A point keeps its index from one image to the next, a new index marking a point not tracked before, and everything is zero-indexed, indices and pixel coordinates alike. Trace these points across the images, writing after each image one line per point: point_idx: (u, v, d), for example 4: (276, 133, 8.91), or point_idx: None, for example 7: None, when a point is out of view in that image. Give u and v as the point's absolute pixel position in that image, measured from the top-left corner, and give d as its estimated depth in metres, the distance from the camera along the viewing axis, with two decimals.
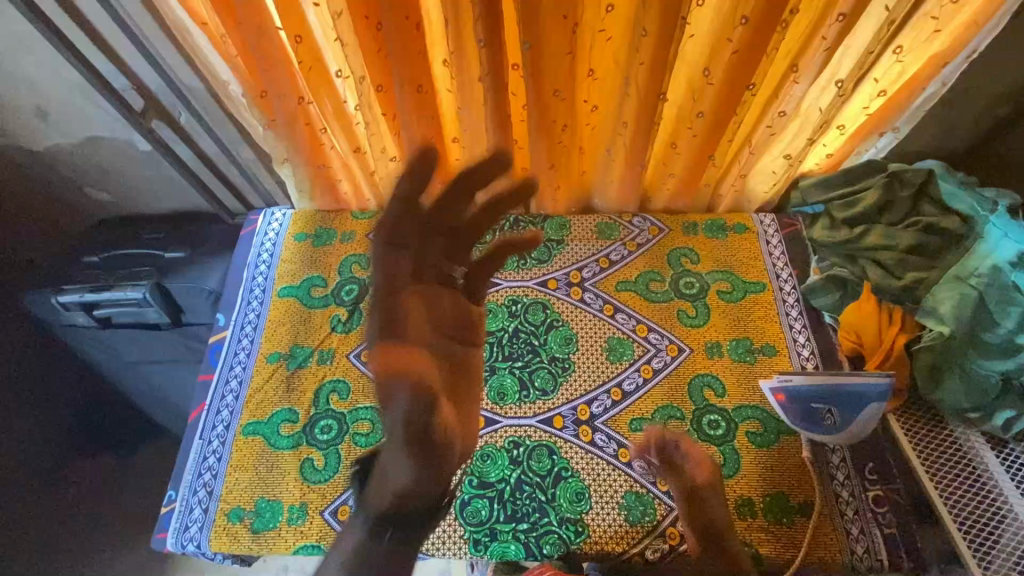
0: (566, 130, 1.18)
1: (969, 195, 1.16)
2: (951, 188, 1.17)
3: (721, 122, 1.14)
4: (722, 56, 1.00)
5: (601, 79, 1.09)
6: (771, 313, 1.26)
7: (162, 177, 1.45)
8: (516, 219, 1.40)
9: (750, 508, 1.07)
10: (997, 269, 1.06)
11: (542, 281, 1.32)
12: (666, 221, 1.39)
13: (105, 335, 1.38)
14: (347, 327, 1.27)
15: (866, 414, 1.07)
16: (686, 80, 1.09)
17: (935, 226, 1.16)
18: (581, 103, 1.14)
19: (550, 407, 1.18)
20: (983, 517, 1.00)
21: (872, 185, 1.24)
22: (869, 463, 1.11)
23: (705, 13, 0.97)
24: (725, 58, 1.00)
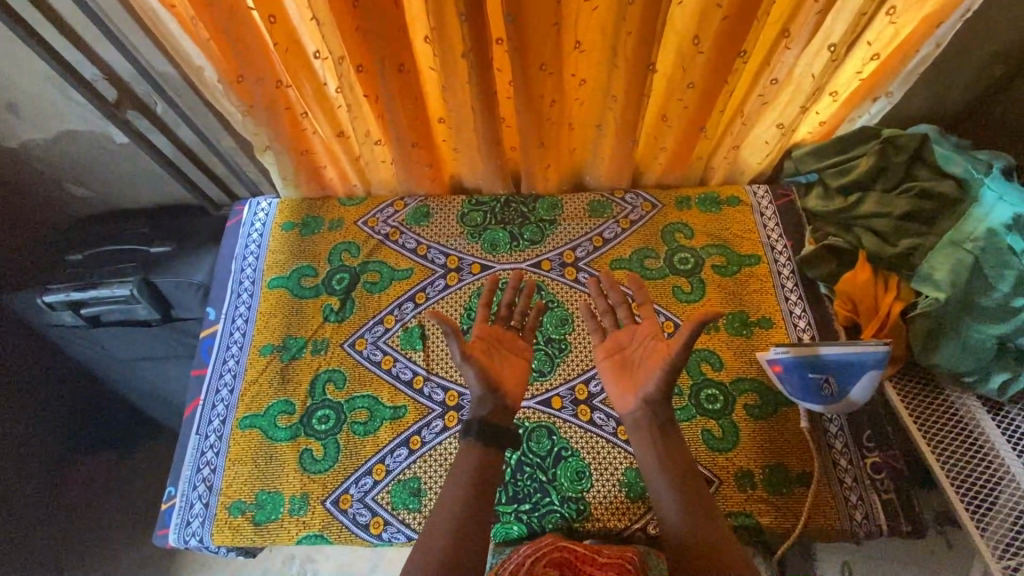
0: (554, 106, 1.15)
1: (963, 157, 1.15)
2: (945, 152, 1.16)
3: (712, 93, 1.11)
4: (712, 23, 0.97)
5: (588, 52, 1.06)
6: (766, 285, 1.25)
7: (142, 170, 1.42)
8: (506, 200, 1.38)
9: (750, 480, 1.08)
10: (993, 232, 1.04)
11: (536, 262, 1.30)
12: (659, 196, 1.38)
13: (94, 334, 1.36)
14: (340, 316, 1.25)
15: (863, 383, 1.05)
16: (675, 49, 1.06)
17: (931, 191, 1.14)
18: (568, 77, 1.11)
19: (548, 389, 1.17)
20: (980, 480, 1.02)
21: (866, 151, 1.22)
22: (866, 430, 1.13)
23: None
24: (716, 24, 0.97)
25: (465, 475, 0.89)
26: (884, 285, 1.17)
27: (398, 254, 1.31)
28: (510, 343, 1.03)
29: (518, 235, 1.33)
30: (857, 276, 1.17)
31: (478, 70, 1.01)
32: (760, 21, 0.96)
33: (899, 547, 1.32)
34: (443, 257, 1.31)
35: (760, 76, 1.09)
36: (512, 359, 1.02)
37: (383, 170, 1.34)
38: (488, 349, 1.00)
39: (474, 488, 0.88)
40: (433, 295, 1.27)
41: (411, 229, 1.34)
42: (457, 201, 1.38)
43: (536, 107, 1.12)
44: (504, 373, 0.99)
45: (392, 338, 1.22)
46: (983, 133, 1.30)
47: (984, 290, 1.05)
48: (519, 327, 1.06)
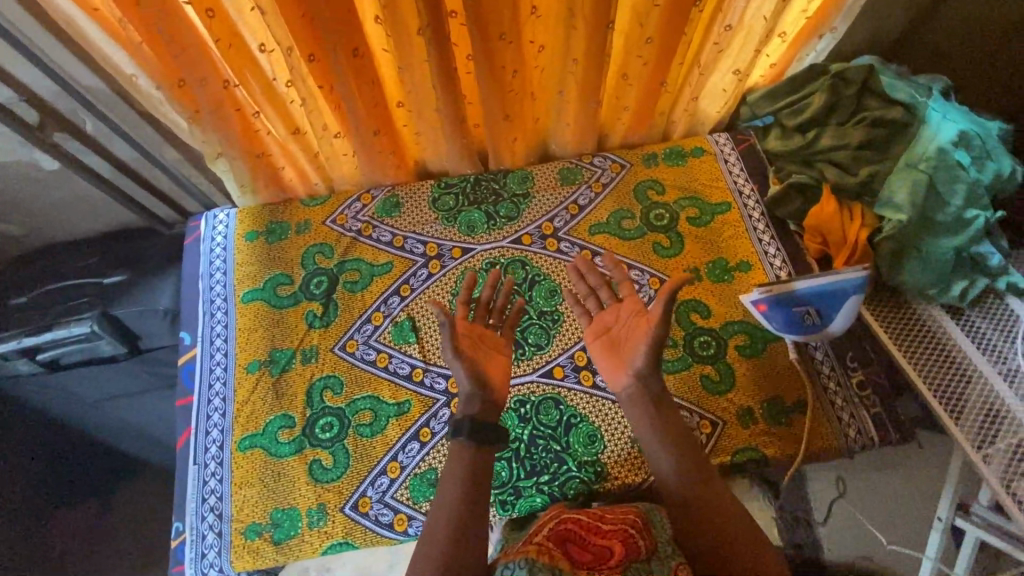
0: (517, 76, 1.13)
1: (906, 84, 1.19)
2: (888, 79, 1.19)
3: (670, 47, 1.12)
4: None
5: (545, 17, 1.04)
6: (740, 230, 1.30)
7: (79, 197, 1.31)
8: (476, 179, 1.36)
9: (751, 416, 1.13)
10: (942, 150, 1.10)
11: (516, 238, 1.29)
12: (626, 156, 1.39)
13: (57, 379, 1.27)
14: (324, 320, 1.21)
15: (844, 309, 1.11)
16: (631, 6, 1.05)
17: (881, 119, 1.16)
18: (527, 45, 1.09)
19: (548, 360, 1.18)
20: (954, 380, 1.13)
21: (817, 89, 1.24)
22: (848, 352, 1.20)
23: None
24: None
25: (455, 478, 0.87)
26: (847, 213, 1.21)
27: (374, 249, 1.27)
28: (493, 339, 1.01)
29: (494, 213, 1.31)
30: (826, 208, 1.22)
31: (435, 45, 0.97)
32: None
33: (883, 454, 1.43)
34: (421, 245, 1.28)
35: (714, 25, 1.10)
36: (498, 356, 1.00)
37: (345, 165, 1.29)
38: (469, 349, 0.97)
39: (468, 491, 0.86)
40: (418, 286, 1.24)
41: (383, 221, 1.30)
42: (426, 185, 1.35)
43: (498, 77, 1.09)
44: (492, 371, 0.97)
45: (383, 335, 1.19)
46: (918, 60, 1.37)
47: (941, 205, 1.12)
48: (498, 324, 1.04)
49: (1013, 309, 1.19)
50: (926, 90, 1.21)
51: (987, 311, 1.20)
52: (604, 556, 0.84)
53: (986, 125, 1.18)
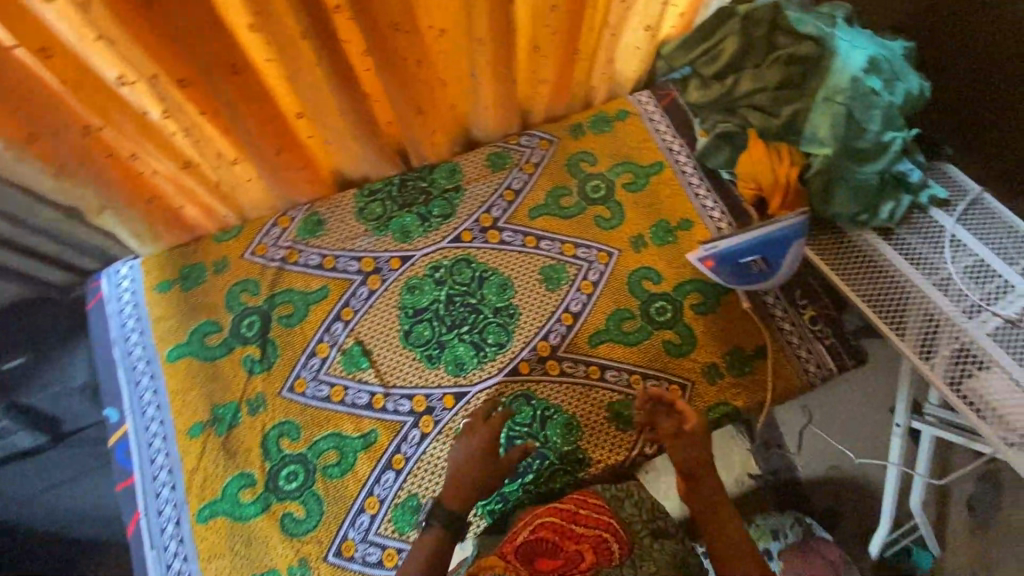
0: (420, 66, 1.06)
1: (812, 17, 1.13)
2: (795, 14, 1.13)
3: (575, 11, 1.06)
4: None
5: None
6: (677, 188, 1.29)
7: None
8: (401, 180, 1.27)
9: (717, 372, 1.14)
10: (856, 80, 1.09)
11: (456, 236, 1.22)
12: (552, 131, 1.34)
13: None
14: (265, 364, 1.11)
15: (791, 253, 1.12)
16: None
17: (794, 56, 1.13)
18: (426, 30, 1.01)
19: (512, 358, 1.14)
20: (893, 297, 1.20)
21: (728, 33, 1.20)
22: (798, 290, 1.21)
23: None
24: None
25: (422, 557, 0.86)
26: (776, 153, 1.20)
27: (305, 276, 1.18)
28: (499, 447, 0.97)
29: (427, 214, 1.24)
30: (756, 152, 1.21)
31: (317, 42, 0.87)
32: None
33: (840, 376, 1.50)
34: (355, 261, 1.19)
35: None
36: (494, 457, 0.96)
37: (253, 191, 1.17)
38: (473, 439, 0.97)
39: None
40: (360, 307, 1.16)
41: (309, 243, 1.20)
42: (348, 196, 1.25)
43: (399, 70, 1.01)
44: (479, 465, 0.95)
45: (334, 367, 1.12)
46: None
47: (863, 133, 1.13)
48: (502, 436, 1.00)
49: (937, 220, 1.27)
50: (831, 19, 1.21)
51: (915, 226, 1.26)
52: (575, 561, 0.86)
53: (891, 47, 1.20)
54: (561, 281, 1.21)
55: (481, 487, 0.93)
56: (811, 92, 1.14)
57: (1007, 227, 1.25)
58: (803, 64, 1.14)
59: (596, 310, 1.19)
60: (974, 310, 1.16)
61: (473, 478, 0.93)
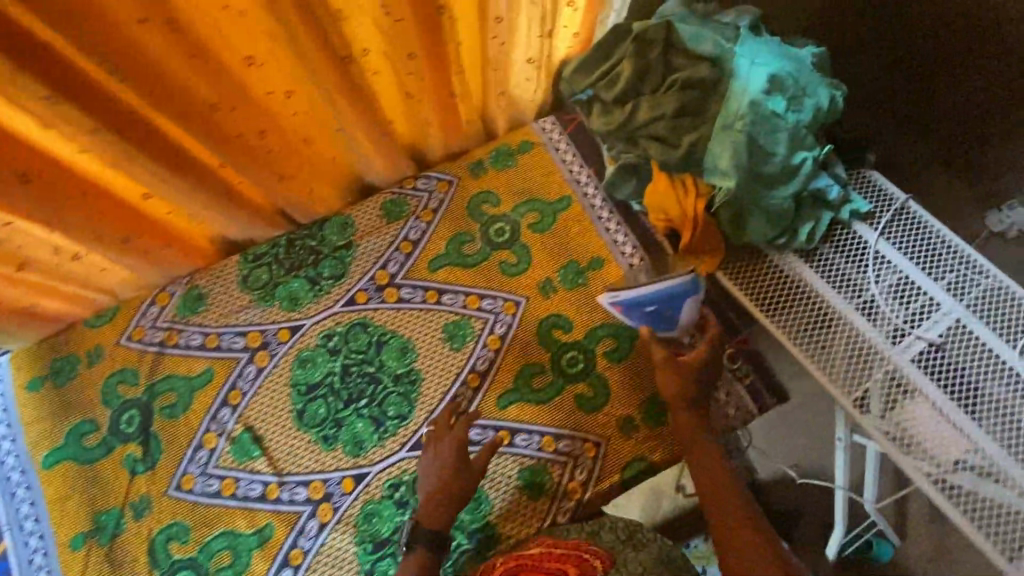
0: (266, 136, 0.93)
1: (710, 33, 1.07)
2: (692, 31, 1.06)
3: (439, 55, 0.95)
4: None
5: (268, 63, 0.81)
6: (585, 223, 1.21)
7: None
8: (288, 240, 1.17)
9: (632, 424, 1.08)
10: (755, 103, 1.01)
11: (349, 299, 1.13)
12: (452, 170, 1.24)
13: None
14: (149, 462, 1.04)
15: (689, 306, 1.05)
16: (371, 25, 0.83)
17: (690, 80, 1.05)
18: (267, 96, 0.86)
19: (415, 429, 1.07)
20: (814, 327, 1.13)
21: (623, 55, 1.10)
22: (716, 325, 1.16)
23: None
24: None
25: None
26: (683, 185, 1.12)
27: (186, 359, 1.09)
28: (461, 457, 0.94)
29: (317, 277, 1.15)
30: (661, 185, 1.13)
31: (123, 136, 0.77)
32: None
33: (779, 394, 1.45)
34: (240, 338, 1.11)
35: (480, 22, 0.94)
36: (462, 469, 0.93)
37: (117, 275, 1.07)
38: (442, 449, 0.95)
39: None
40: (248, 389, 1.08)
41: (188, 322, 1.11)
42: (230, 263, 1.16)
43: (238, 144, 0.90)
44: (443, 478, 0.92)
45: (222, 458, 1.05)
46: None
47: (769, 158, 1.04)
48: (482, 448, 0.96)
49: (861, 236, 1.19)
50: (733, 31, 1.12)
51: (838, 243, 1.20)
52: None
53: (798, 57, 1.10)
54: (466, 337, 1.13)
55: (455, 501, 0.91)
56: (711, 119, 1.05)
57: (932, 238, 1.18)
58: (700, 88, 1.05)
59: (504, 368, 1.11)
60: (897, 334, 1.11)
61: (447, 494, 0.91)
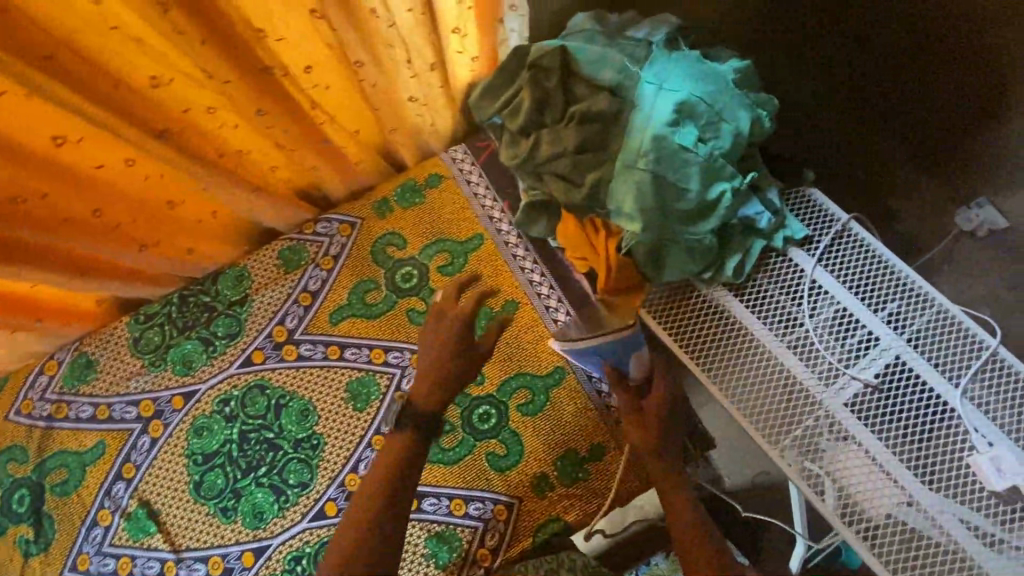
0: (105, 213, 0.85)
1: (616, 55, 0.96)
2: (595, 54, 0.95)
3: (298, 107, 0.86)
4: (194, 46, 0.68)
5: (84, 140, 0.73)
6: (499, 263, 1.12)
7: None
8: (180, 297, 1.11)
9: (547, 482, 1.02)
10: (659, 138, 0.90)
11: (245, 360, 1.07)
12: (354, 211, 1.15)
13: None
14: (42, 543, 1.00)
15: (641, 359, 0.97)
16: (200, 90, 0.75)
17: (591, 112, 0.94)
18: (98, 170, 0.78)
19: (317, 498, 1.01)
20: (739, 367, 1.05)
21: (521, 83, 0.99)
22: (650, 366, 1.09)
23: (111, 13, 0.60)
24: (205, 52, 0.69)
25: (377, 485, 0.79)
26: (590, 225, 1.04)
27: (76, 433, 1.04)
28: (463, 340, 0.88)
29: (211, 337, 1.08)
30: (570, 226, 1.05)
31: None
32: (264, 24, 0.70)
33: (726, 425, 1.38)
34: (132, 408, 1.05)
35: (336, 68, 0.83)
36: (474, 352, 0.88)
37: None
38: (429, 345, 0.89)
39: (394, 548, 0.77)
40: (142, 461, 1.03)
41: (78, 393, 1.06)
42: (120, 325, 1.10)
43: (74, 227, 0.82)
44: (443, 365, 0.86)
45: (117, 537, 1.00)
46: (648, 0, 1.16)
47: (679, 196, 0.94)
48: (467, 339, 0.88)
49: (798, 264, 1.09)
50: (642, 51, 1.00)
51: (771, 272, 1.10)
52: None
53: (717, 73, 0.97)
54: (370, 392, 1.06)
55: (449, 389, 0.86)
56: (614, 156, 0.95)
57: (874, 263, 1.08)
58: (603, 120, 0.95)
59: None
60: (831, 375, 1.02)
61: (439, 376, 0.86)
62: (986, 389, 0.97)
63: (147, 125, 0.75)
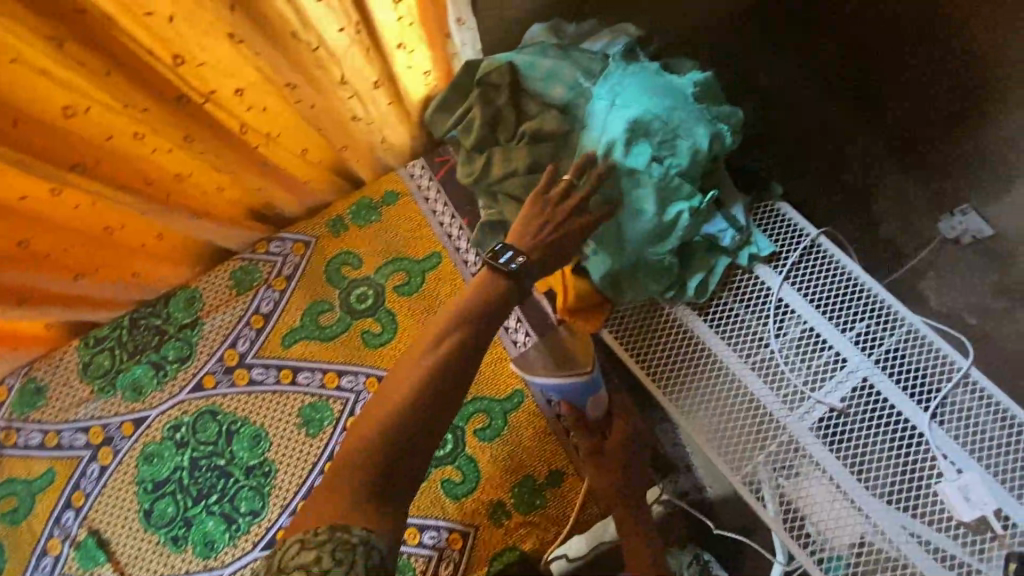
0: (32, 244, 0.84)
1: (569, 72, 0.94)
2: (547, 69, 0.93)
3: (232, 132, 0.84)
4: (109, 79, 0.67)
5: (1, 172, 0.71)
6: (456, 283, 1.09)
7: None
8: (131, 320, 1.08)
9: (503, 510, 1.00)
10: (609, 158, 0.89)
11: (196, 384, 1.05)
12: (309, 230, 1.13)
13: None
14: None
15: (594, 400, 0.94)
16: (122, 119, 0.73)
17: (541, 131, 0.92)
18: (20, 202, 0.76)
19: (268, 527, 0.98)
20: (700, 389, 1.02)
21: (472, 101, 0.96)
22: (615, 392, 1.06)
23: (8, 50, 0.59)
24: (116, 81, 0.68)
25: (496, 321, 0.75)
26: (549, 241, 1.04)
27: (25, 460, 1.03)
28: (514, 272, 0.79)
29: (161, 362, 1.06)
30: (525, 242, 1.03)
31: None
32: (176, 47, 0.68)
33: None
34: (81, 435, 1.03)
35: (266, 88, 0.81)
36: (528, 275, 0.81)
37: None
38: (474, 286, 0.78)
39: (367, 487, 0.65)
40: (92, 489, 1.01)
41: (27, 419, 1.04)
42: (70, 349, 1.08)
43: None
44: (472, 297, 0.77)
45: (66, 566, 0.98)
46: None
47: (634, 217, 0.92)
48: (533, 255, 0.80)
49: (764, 281, 1.05)
50: (598, 65, 0.96)
51: (737, 290, 1.06)
52: None
53: (677, 88, 0.93)
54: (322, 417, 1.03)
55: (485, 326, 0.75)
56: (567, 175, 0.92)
57: (845, 280, 1.04)
58: (554, 139, 0.93)
59: None
60: (796, 398, 0.98)
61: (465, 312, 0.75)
62: (959, 413, 0.92)
63: (62, 160, 0.73)
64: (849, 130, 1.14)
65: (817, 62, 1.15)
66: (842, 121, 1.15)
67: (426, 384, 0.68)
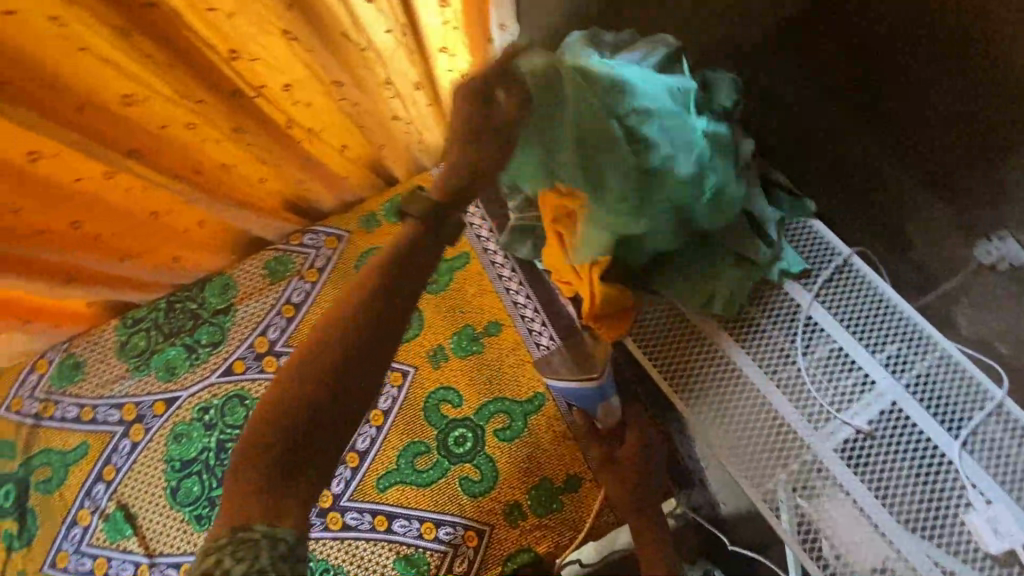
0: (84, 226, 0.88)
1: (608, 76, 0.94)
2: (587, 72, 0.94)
3: (277, 126, 0.86)
4: (171, 73, 0.71)
5: (63, 155, 0.74)
6: (483, 283, 1.11)
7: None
8: (168, 303, 1.12)
9: (520, 511, 1.00)
10: (640, 115, 0.84)
11: (226, 369, 1.08)
12: (342, 224, 1.15)
13: None
14: (25, 539, 1.03)
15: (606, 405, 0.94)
16: (179, 111, 0.76)
17: None
18: (76, 185, 0.80)
19: None
20: (723, 404, 1.01)
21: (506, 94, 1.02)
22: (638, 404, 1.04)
23: (80, 41, 0.62)
24: (177, 75, 0.71)
25: (416, 262, 0.62)
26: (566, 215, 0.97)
27: (61, 433, 1.06)
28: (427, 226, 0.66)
29: (194, 345, 1.09)
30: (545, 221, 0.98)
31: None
32: (234, 43, 0.71)
33: None
34: (115, 411, 1.07)
35: (315, 85, 0.83)
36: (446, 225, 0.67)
37: None
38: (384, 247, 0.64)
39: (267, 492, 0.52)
40: (123, 464, 1.05)
41: (65, 393, 1.08)
42: (108, 328, 1.11)
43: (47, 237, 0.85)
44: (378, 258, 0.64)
45: (95, 537, 1.02)
46: None
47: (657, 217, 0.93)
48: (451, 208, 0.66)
49: (793, 297, 1.04)
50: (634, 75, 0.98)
51: (765, 306, 1.04)
52: None
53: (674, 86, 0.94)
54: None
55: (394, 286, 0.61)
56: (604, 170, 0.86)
57: (875, 300, 1.01)
58: None
59: (386, 446, 1.05)
60: (821, 418, 0.97)
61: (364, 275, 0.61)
62: (990, 442, 0.90)
63: (120, 147, 0.77)
64: (850, 131, 1.06)
65: (815, 64, 1.06)
66: (843, 122, 1.07)
67: (307, 361, 0.55)
